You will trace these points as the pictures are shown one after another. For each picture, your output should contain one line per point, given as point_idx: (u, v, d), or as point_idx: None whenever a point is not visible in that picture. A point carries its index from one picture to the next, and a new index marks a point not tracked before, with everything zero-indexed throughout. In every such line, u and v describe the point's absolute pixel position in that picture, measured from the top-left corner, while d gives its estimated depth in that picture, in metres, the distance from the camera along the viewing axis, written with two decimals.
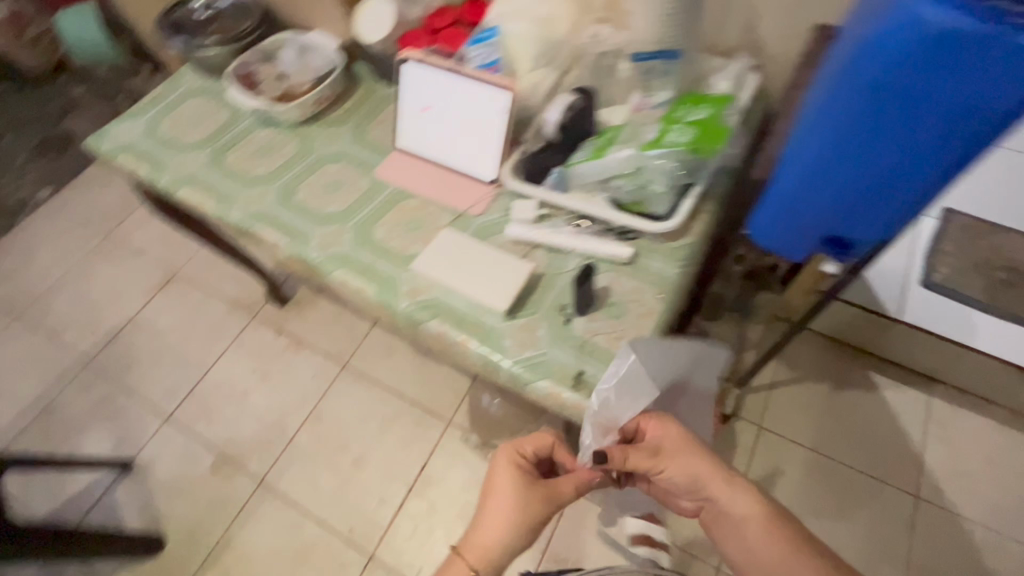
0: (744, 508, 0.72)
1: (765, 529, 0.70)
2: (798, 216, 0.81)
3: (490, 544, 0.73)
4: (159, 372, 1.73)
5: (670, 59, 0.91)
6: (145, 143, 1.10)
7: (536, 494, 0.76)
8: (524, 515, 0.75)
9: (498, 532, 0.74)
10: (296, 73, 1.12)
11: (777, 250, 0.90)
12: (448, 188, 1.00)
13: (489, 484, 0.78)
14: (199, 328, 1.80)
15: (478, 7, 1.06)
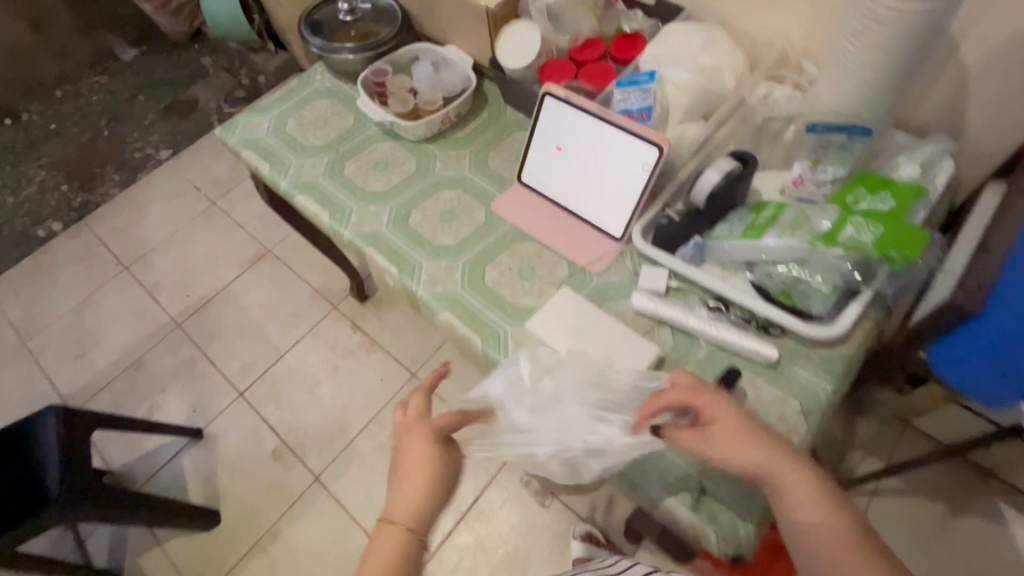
0: (757, 454, 0.57)
1: (812, 493, 0.54)
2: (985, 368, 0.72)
3: (420, 523, 0.59)
4: (241, 346, 1.78)
5: (857, 136, 0.78)
6: (270, 140, 1.10)
7: (430, 458, 0.62)
8: (434, 487, 0.61)
9: (410, 510, 0.59)
10: (426, 88, 1.07)
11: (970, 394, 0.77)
12: (568, 237, 0.92)
13: (401, 455, 0.63)
14: (285, 309, 1.83)
15: (628, 45, 0.97)
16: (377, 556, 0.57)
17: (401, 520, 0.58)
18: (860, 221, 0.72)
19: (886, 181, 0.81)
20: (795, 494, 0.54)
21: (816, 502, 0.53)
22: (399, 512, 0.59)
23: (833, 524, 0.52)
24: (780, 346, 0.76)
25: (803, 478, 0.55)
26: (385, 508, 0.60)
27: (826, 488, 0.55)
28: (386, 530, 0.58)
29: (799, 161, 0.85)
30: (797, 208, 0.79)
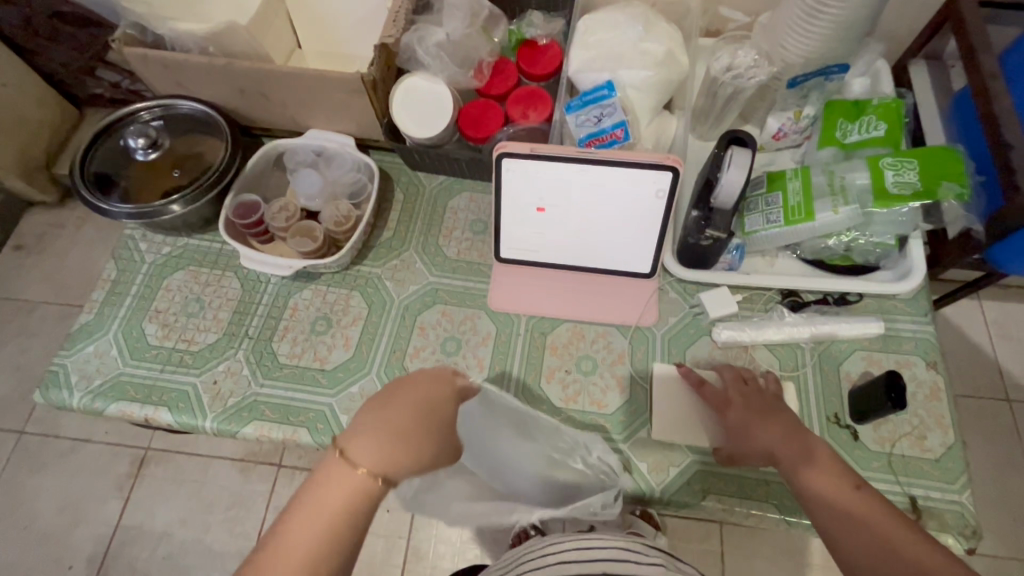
0: (782, 439, 0.56)
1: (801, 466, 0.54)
2: None
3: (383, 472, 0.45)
4: None
5: (832, 74, 0.78)
6: (137, 372, 0.74)
7: (431, 400, 0.48)
8: (410, 454, 0.46)
9: (396, 462, 0.45)
10: (324, 202, 0.80)
11: None
12: (597, 299, 0.78)
13: (396, 386, 0.47)
14: (180, 522, 1.10)
15: (543, 54, 0.81)
16: (326, 494, 0.43)
17: (365, 463, 0.44)
18: (894, 162, 0.69)
19: (856, 104, 0.78)
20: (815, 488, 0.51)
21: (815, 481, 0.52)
22: (365, 453, 0.44)
23: (839, 492, 0.50)
24: (868, 310, 0.73)
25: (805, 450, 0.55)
26: (344, 436, 0.45)
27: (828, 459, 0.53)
28: (335, 469, 0.44)
29: (775, 115, 0.79)
30: (818, 169, 0.74)
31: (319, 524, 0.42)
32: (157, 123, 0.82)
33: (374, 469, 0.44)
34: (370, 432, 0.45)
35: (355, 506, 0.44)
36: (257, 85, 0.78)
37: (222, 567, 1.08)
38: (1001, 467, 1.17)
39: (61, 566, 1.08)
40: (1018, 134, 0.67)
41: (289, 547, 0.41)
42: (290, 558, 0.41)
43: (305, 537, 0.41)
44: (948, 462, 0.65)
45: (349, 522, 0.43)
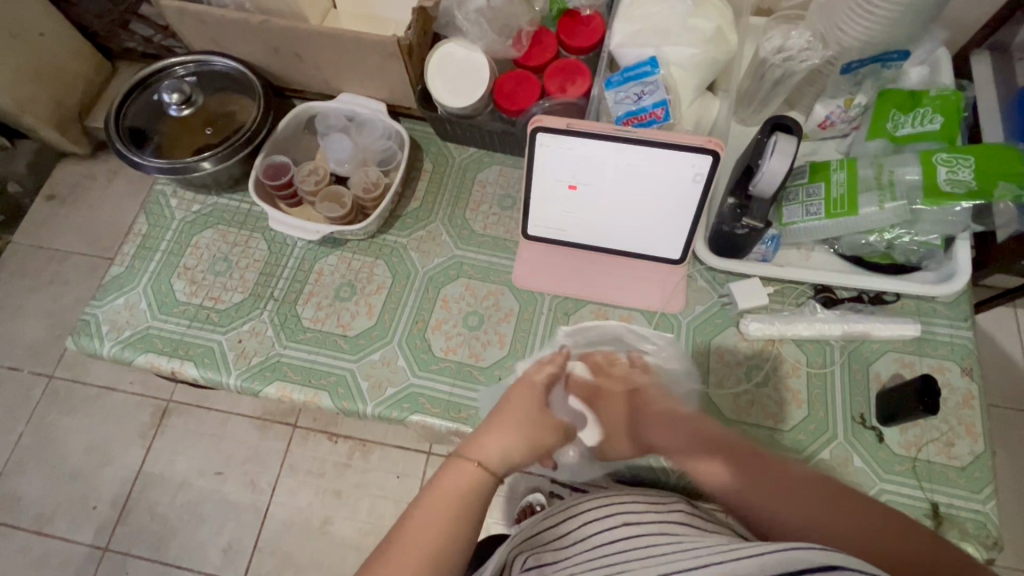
0: (736, 464, 0.50)
1: (770, 497, 0.46)
2: None
3: (500, 469, 0.51)
4: (177, 550, 1.10)
5: (889, 62, 0.73)
6: (164, 326, 0.75)
7: (530, 413, 0.56)
8: (513, 455, 0.53)
9: (510, 460, 0.52)
10: (352, 167, 0.80)
11: None
12: (623, 283, 0.76)
13: (507, 400, 0.57)
14: (199, 474, 1.14)
15: (585, 27, 0.78)
16: (446, 484, 0.47)
17: (482, 458, 0.50)
18: (948, 159, 0.66)
19: (912, 95, 0.74)
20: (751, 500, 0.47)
21: (841, 523, 0.42)
22: (487, 451, 0.51)
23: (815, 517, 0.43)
24: (905, 311, 0.71)
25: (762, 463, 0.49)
26: (464, 443, 0.52)
27: (835, 493, 0.44)
28: (459, 466, 0.49)
29: (824, 102, 0.76)
30: (865, 161, 0.71)
31: (451, 499, 0.46)
32: (192, 79, 0.81)
33: (494, 470, 0.50)
34: (493, 435, 0.53)
35: (481, 499, 0.48)
36: (291, 45, 0.77)
37: (238, 517, 1.11)
38: None
39: (87, 505, 1.12)
40: None
41: (426, 530, 0.44)
42: (427, 529, 0.44)
43: (450, 508, 0.46)
44: (974, 471, 0.63)
45: (478, 499, 0.47)
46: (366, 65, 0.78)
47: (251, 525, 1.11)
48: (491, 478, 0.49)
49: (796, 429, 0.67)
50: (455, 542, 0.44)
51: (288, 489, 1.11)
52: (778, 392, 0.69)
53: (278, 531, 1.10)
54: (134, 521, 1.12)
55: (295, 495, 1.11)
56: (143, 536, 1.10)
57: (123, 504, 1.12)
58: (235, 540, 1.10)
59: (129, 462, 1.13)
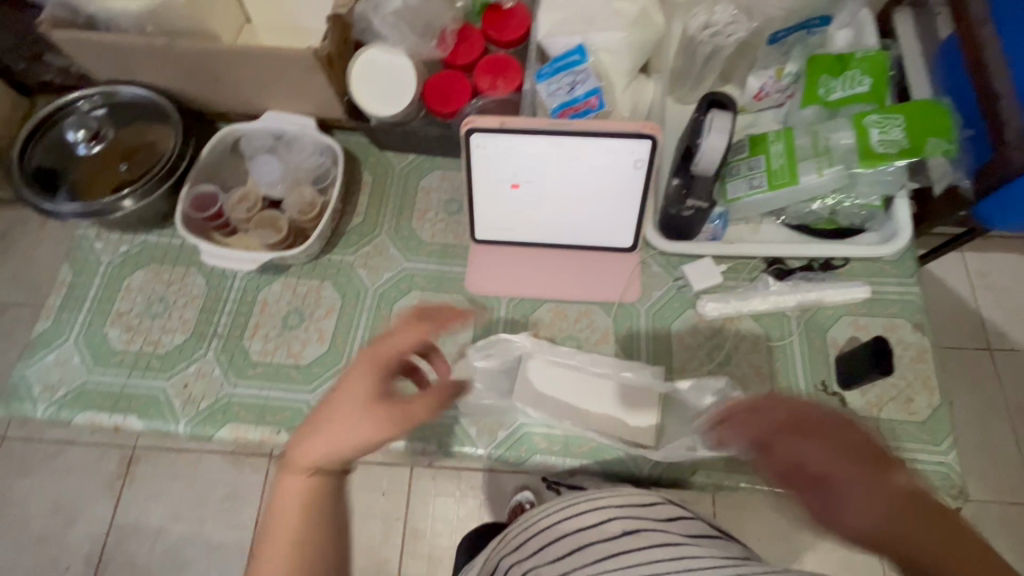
0: (840, 458, 0.39)
1: (933, 544, 0.35)
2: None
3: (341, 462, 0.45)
4: None
5: (812, 29, 0.75)
6: (102, 380, 0.70)
7: (366, 393, 0.46)
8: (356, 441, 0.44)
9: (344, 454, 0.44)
10: (285, 189, 0.76)
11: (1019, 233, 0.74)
12: (578, 277, 0.75)
13: (342, 380, 0.46)
14: (174, 521, 1.09)
15: (511, 20, 0.76)
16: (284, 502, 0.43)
17: (312, 463, 0.44)
18: (880, 119, 0.66)
19: (840, 59, 0.74)
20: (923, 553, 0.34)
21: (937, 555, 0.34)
22: (314, 451, 0.44)
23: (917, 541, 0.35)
24: (854, 275, 0.71)
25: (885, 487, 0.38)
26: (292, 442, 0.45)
27: (925, 514, 0.36)
28: (288, 477, 0.44)
29: (756, 75, 0.77)
30: (801, 129, 0.71)
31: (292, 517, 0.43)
32: (100, 112, 0.76)
33: (330, 467, 0.44)
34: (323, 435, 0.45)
35: (325, 500, 0.44)
36: (203, 67, 0.72)
37: (220, 559, 1.08)
38: (983, 416, 1.20)
39: (57, 567, 1.07)
40: (1007, 82, 0.64)
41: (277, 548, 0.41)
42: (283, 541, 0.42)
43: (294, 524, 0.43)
44: (934, 423, 0.64)
45: (301, 506, 0.43)
46: (286, 81, 0.74)
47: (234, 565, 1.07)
48: (331, 475, 0.44)
49: None
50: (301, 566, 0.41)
51: None
52: (741, 370, 0.69)
53: None
54: None
55: None
56: None
57: (96, 563, 1.07)
58: None
59: (97, 518, 1.08)
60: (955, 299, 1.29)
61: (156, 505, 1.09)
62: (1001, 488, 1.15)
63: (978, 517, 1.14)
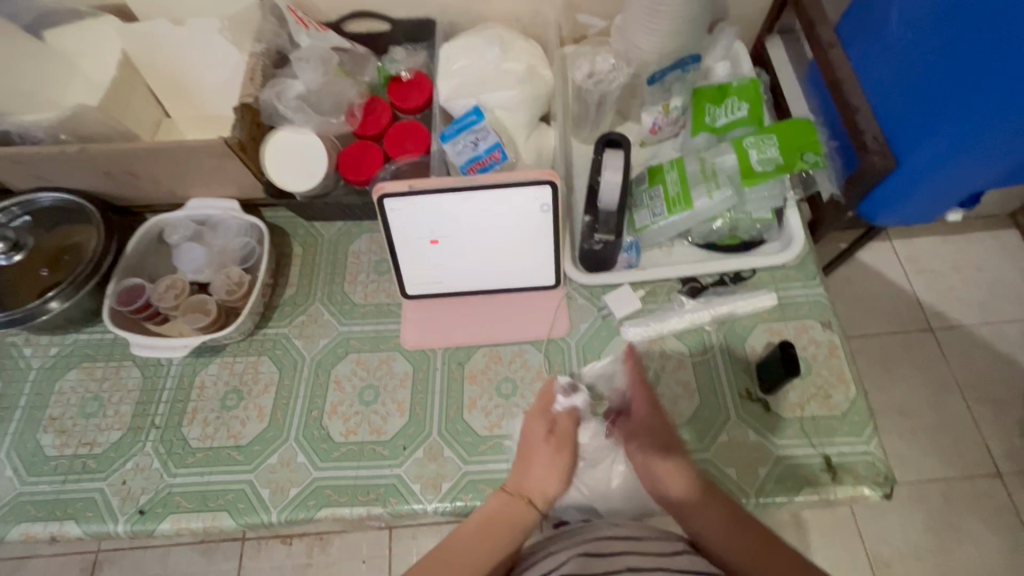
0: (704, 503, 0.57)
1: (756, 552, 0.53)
2: (900, 207, 0.75)
3: (544, 499, 0.60)
4: None
5: (689, 65, 0.80)
6: (36, 490, 0.69)
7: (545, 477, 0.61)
8: (558, 480, 0.61)
9: (553, 492, 0.61)
10: (212, 272, 0.78)
11: (905, 221, 0.80)
12: (507, 320, 0.78)
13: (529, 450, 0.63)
14: None
15: (413, 89, 0.81)
16: (489, 519, 0.58)
17: (530, 493, 0.60)
18: (756, 141, 0.73)
19: (720, 89, 0.81)
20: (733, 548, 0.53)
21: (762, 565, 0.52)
22: (530, 485, 0.61)
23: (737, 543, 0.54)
24: (762, 283, 0.76)
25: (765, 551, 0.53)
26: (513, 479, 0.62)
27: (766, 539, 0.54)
28: (502, 501, 0.59)
29: (647, 111, 0.82)
30: (691, 157, 0.77)
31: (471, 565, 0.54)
32: (20, 219, 0.77)
33: (539, 504, 0.60)
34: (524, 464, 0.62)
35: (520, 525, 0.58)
36: (119, 166, 0.75)
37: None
38: (936, 396, 1.24)
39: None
40: (859, 95, 0.70)
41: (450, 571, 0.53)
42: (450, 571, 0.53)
43: (464, 563, 0.54)
44: (854, 415, 0.68)
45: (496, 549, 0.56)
46: (204, 169, 0.77)
47: None
48: (537, 510, 0.59)
49: (693, 420, 0.69)
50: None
51: None
52: (671, 389, 0.71)
53: None
54: None
55: None
56: None
57: None
58: None
59: None
60: (891, 287, 1.35)
61: None
62: (965, 465, 1.18)
63: (948, 497, 1.16)
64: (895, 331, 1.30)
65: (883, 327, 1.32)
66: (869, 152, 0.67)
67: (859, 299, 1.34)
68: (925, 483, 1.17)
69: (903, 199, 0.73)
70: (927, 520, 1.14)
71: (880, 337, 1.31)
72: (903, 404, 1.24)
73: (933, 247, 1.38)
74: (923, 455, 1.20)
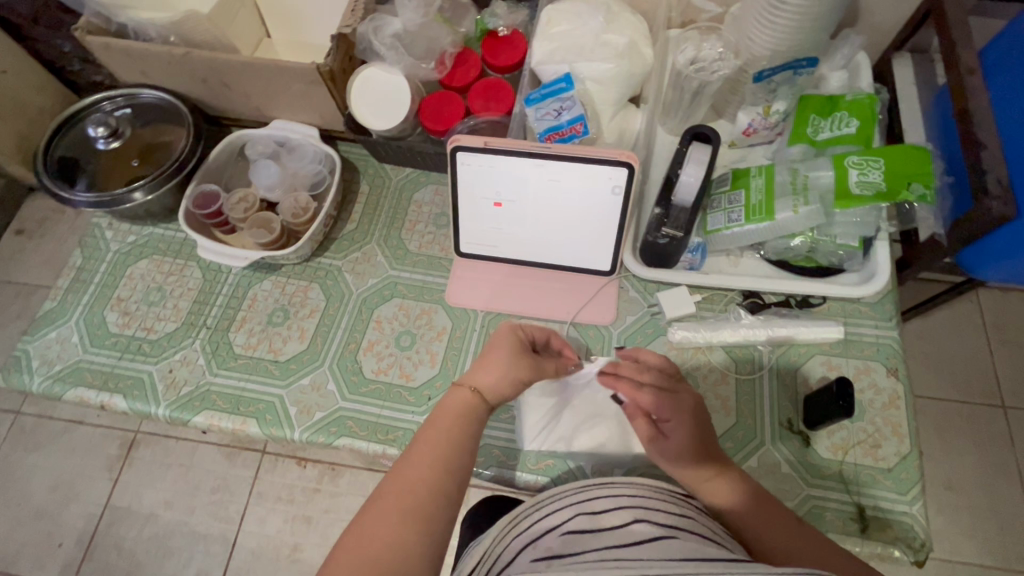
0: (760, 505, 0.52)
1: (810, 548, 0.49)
2: (1009, 263, 0.67)
3: (492, 398, 0.54)
4: None
5: (802, 69, 0.74)
6: (95, 359, 0.75)
7: (502, 360, 0.55)
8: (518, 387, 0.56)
9: (506, 393, 0.55)
10: (282, 193, 0.80)
11: (1012, 280, 0.72)
12: (553, 296, 0.76)
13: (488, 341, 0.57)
14: (178, 497, 1.18)
15: (506, 49, 0.79)
16: (444, 411, 0.52)
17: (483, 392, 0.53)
18: (860, 161, 0.67)
19: (830, 100, 0.75)
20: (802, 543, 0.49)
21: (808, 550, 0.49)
22: (483, 380, 0.54)
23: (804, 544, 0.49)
24: (831, 313, 0.71)
25: (824, 547, 0.49)
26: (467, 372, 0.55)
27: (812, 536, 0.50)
28: (457, 395, 0.52)
29: (745, 111, 0.77)
30: (783, 166, 0.72)
31: (439, 453, 0.48)
32: (122, 111, 0.82)
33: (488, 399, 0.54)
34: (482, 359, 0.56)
35: (471, 421, 0.51)
36: (216, 74, 0.78)
37: (205, 548, 1.14)
38: (992, 477, 1.14)
39: (51, 543, 1.16)
40: (992, 131, 0.63)
41: (412, 469, 0.47)
42: (416, 467, 0.47)
43: (434, 453, 0.48)
44: (902, 474, 0.63)
45: (461, 441, 0.50)
46: (294, 91, 0.78)
47: (223, 547, 1.14)
48: (484, 406, 0.53)
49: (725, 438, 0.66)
50: (449, 469, 0.48)
51: (261, 508, 1.16)
52: (708, 401, 0.68)
53: (251, 550, 1.14)
54: (108, 549, 1.14)
55: (267, 513, 1.16)
56: (122, 560, 1.14)
57: (95, 534, 1.16)
58: (213, 558, 1.15)
59: (104, 489, 1.18)
60: (969, 351, 1.24)
61: (162, 483, 1.18)
62: (1006, 555, 1.09)
63: None
64: (961, 399, 1.20)
65: (951, 391, 1.21)
66: (986, 196, 0.60)
67: (929, 357, 1.24)
68: (956, 564, 1.09)
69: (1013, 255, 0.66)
70: None
71: (942, 401, 1.21)
72: (951, 477, 1.15)
73: None
74: (962, 535, 1.11)
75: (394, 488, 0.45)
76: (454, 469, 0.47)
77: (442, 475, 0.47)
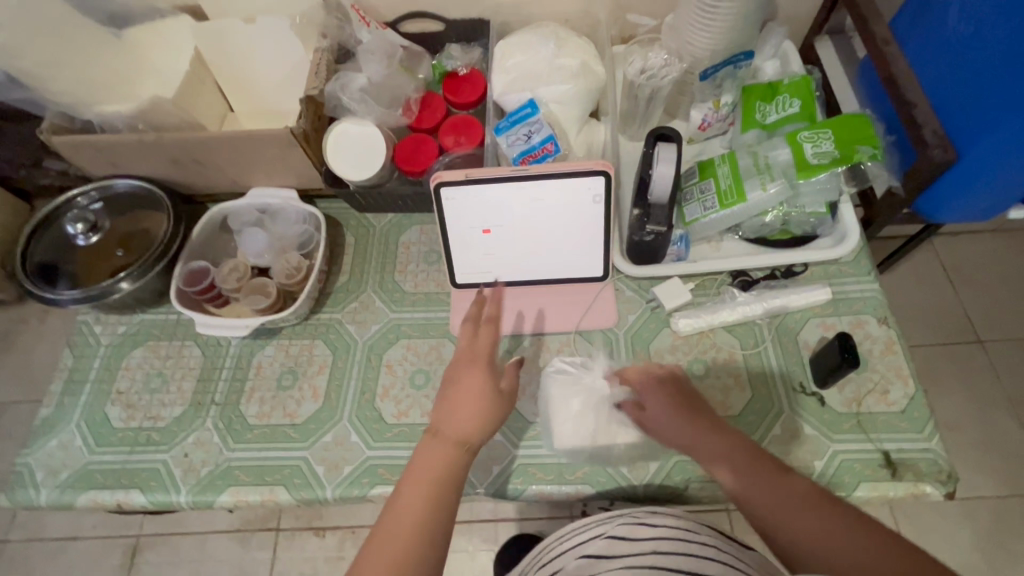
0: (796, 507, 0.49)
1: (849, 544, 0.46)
2: (954, 204, 0.76)
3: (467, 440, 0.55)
4: None
5: (740, 62, 0.80)
6: (104, 459, 0.72)
7: (479, 392, 0.57)
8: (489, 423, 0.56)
9: (478, 434, 0.55)
10: (272, 258, 0.81)
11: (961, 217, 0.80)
12: (555, 309, 0.78)
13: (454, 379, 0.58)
14: None
15: (466, 88, 0.84)
16: (421, 462, 0.52)
17: (456, 435, 0.54)
18: (811, 135, 0.73)
19: (770, 86, 0.82)
20: (802, 532, 0.48)
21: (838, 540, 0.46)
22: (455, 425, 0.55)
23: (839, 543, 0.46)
24: (815, 278, 0.76)
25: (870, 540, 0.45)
26: (432, 423, 0.56)
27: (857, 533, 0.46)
28: (428, 445, 0.53)
29: (697, 108, 0.82)
30: (743, 152, 0.77)
31: (420, 497, 0.49)
32: (94, 205, 0.82)
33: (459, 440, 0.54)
34: (447, 403, 0.57)
35: (448, 471, 0.52)
36: (189, 153, 0.79)
37: None
38: (986, 409, 1.20)
39: None
40: (918, 90, 0.70)
41: (394, 528, 0.47)
42: (398, 519, 0.48)
43: (417, 502, 0.49)
44: (913, 412, 0.66)
45: (437, 494, 0.50)
46: (270, 158, 0.80)
47: None
48: (461, 451, 0.54)
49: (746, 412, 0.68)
50: (434, 523, 0.48)
51: None
52: (722, 380, 0.71)
53: None
54: None
55: None
56: None
57: None
58: None
59: None
60: (937, 296, 1.32)
61: None
62: (1018, 481, 1.13)
63: (1001, 514, 1.11)
64: (941, 341, 1.27)
65: (930, 335, 1.28)
66: (929, 146, 0.66)
67: (902, 308, 1.31)
68: (976, 499, 1.13)
69: (958, 196, 0.74)
70: (976, 538, 1.10)
71: (925, 346, 1.27)
72: (950, 417, 1.20)
73: (981, 255, 1.34)
74: (974, 469, 1.15)
75: (378, 546, 0.46)
76: (438, 519, 0.49)
77: (426, 515, 0.48)
